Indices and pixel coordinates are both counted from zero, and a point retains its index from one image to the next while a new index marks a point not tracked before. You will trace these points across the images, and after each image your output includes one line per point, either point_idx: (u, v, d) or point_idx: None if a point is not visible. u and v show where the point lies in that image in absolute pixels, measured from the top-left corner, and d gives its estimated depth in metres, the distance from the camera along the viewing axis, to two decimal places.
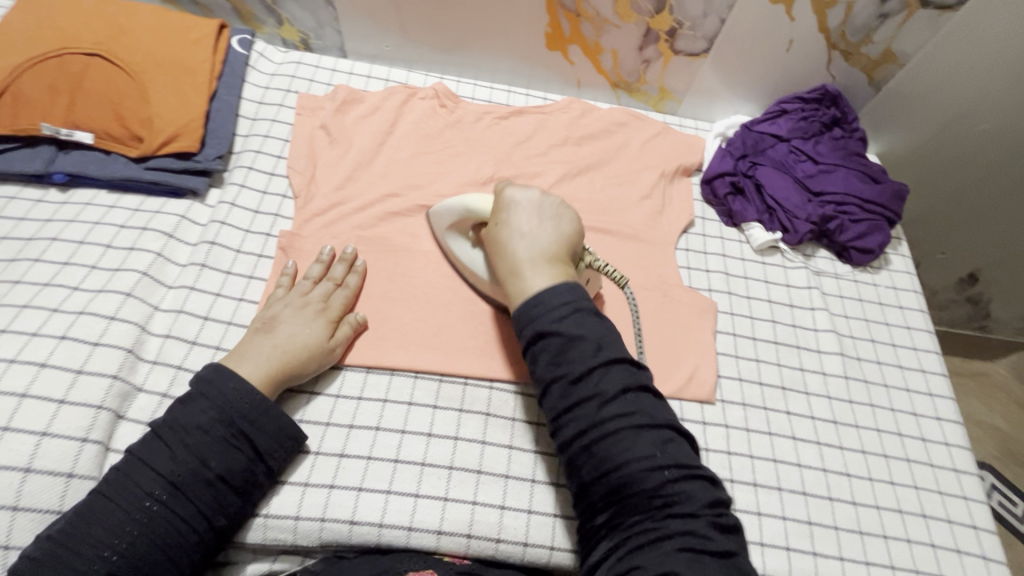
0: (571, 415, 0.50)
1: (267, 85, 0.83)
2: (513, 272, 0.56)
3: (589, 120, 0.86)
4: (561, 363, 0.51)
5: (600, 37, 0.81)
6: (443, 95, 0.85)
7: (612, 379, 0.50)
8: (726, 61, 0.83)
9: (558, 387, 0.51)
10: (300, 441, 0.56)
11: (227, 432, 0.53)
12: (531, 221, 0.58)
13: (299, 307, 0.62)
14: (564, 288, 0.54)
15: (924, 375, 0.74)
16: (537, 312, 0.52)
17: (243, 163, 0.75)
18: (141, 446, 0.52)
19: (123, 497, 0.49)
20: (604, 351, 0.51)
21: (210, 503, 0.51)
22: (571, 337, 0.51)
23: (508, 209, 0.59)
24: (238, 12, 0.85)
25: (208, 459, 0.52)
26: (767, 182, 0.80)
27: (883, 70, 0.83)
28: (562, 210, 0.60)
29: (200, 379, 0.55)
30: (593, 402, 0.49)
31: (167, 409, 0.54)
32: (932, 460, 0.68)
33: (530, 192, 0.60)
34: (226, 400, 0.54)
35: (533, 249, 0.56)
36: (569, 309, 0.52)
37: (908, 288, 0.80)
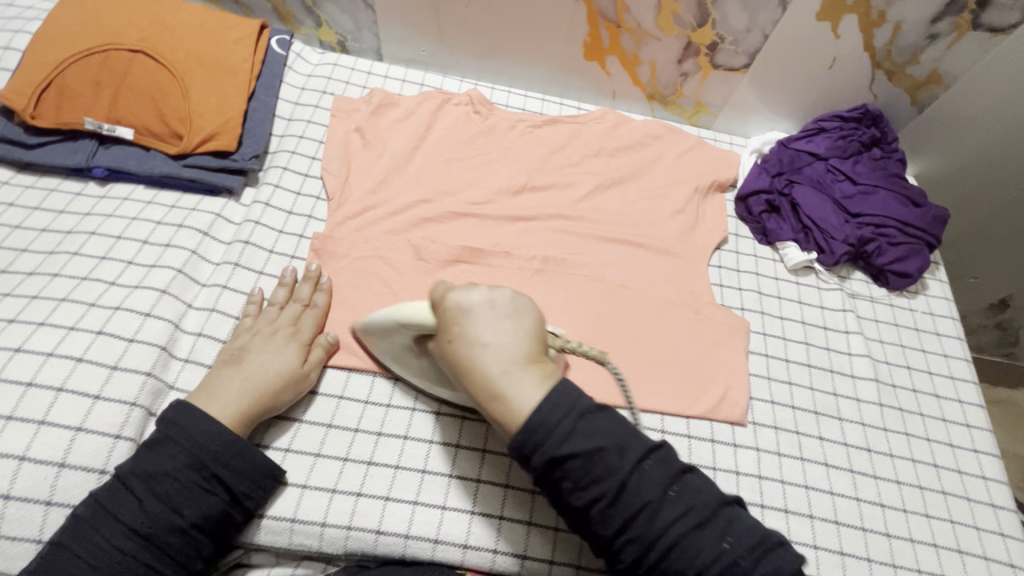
0: (625, 539, 0.45)
1: (303, 86, 0.83)
2: (490, 394, 0.48)
3: (623, 132, 0.85)
4: (590, 486, 0.45)
5: (639, 48, 0.80)
6: (477, 102, 0.85)
7: (648, 480, 0.46)
8: (766, 77, 0.82)
9: (597, 511, 0.45)
10: (278, 478, 0.54)
11: (199, 478, 0.51)
12: (488, 324, 0.49)
13: (268, 335, 0.60)
14: (557, 399, 0.46)
15: (961, 405, 0.72)
16: (543, 436, 0.45)
17: (278, 163, 0.75)
18: (105, 496, 0.49)
19: (90, 552, 0.47)
20: (628, 454, 0.46)
21: (184, 549, 0.50)
22: (590, 453, 0.45)
23: (457, 321, 0.49)
24: (278, 12, 0.86)
25: (180, 507, 0.50)
26: (803, 201, 0.78)
27: (927, 91, 0.81)
28: (517, 300, 0.50)
29: (166, 423, 0.52)
30: (643, 513, 0.45)
31: (133, 455, 0.51)
32: (969, 493, 0.66)
33: (477, 293, 0.50)
34: (197, 445, 0.52)
35: (505, 360, 0.48)
36: (574, 421, 0.46)
37: (945, 314, 0.78)
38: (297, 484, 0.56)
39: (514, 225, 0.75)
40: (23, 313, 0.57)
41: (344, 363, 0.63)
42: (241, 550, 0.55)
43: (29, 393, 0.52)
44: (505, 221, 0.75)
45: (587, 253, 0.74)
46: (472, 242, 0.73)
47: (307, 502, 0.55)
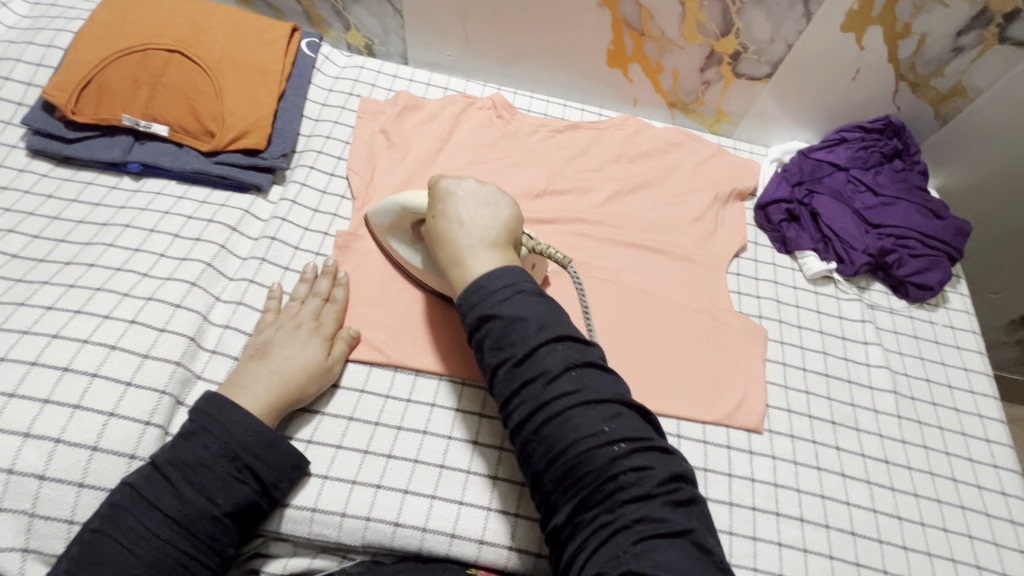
0: (519, 399, 0.49)
1: (330, 87, 0.85)
2: (452, 260, 0.55)
3: (644, 138, 0.86)
4: (504, 347, 0.50)
5: (661, 57, 0.81)
6: (500, 106, 0.86)
7: (555, 355, 0.49)
8: (788, 87, 0.82)
9: (502, 371, 0.50)
10: (304, 471, 0.56)
11: (232, 468, 0.52)
12: (468, 206, 0.57)
13: (292, 329, 0.61)
14: (505, 270, 0.53)
15: (982, 420, 0.71)
16: (478, 299, 0.52)
17: (305, 162, 0.77)
18: (143, 485, 0.50)
19: (129, 539, 0.48)
20: (548, 331, 0.50)
21: (218, 538, 0.51)
22: (511, 319, 0.50)
23: (444, 200, 0.58)
24: (308, 15, 0.88)
25: (214, 496, 0.51)
26: (823, 211, 0.78)
27: (951, 103, 0.81)
28: (501, 195, 0.58)
29: (201, 414, 0.53)
30: (539, 379, 0.49)
31: (169, 444, 0.52)
32: (988, 509, 0.65)
33: (466, 182, 0.59)
34: (231, 436, 0.53)
35: (473, 235, 0.55)
36: (509, 292, 0.51)
37: (967, 329, 0.78)
38: (318, 474, 0.57)
39: (534, 228, 0.76)
40: (60, 301, 0.59)
41: (366, 357, 0.64)
42: (261, 539, 0.56)
43: (65, 378, 0.54)
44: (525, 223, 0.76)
45: (606, 257, 0.75)
46: None
47: (328, 493, 0.56)
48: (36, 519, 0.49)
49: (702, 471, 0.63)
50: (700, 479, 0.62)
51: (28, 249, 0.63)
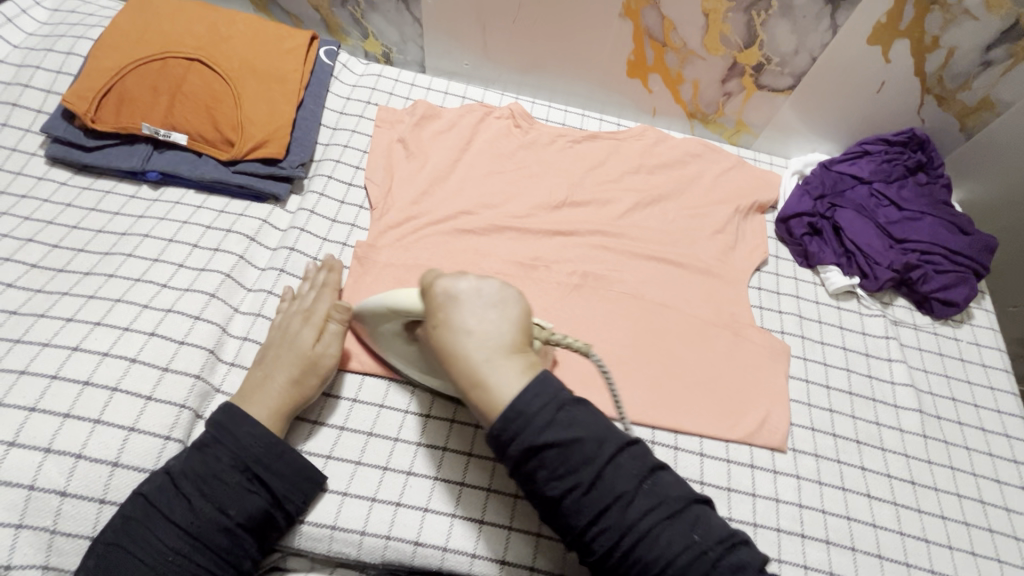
0: (597, 531, 0.44)
1: (348, 96, 0.85)
2: (471, 381, 0.46)
3: (663, 149, 0.85)
4: (566, 477, 0.44)
5: (683, 68, 0.80)
6: (518, 116, 0.85)
7: (623, 471, 0.45)
8: (811, 99, 0.81)
9: (570, 501, 0.44)
10: (316, 481, 0.55)
11: (244, 479, 0.52)
12: (474, 311, 0.47)
13: (285, 323, 0.61)
14: (539, 387, 0.45)
15: (1008, 440, 0.70)
16: (521, 429, 0.44)
17: (323, 171, 0.77)
18: (155, 497, 0.50)
19: (141, 550, 0.48)
20: (607, 447, 0.45)
21: (230, 550, 0.50)
22: (567, 443, 0.44)
23: (443, 308, 0.47)
24: (326, 23, 0.87)
25: (226, 507, 0.50)
26: (847, 225, 0.77)
27: (976, 117, 0.80)
28: (504, 289, 0.48)
29: (213, 425, 0.53)
30: (618, 503, 0.44)
31: (181, 455, 0.52)
32: (1017, 532, 0.64)
33: (465, 281, 0.48)
34: (242, 446, 0.52)
35: (489, 349, 0.46)
36: (554, 412, 0.44)
37: (991, 346, 0.76)
38: (338, 490, 0.56)
39: (553, 239, 0.76)
40: (80, 313, 0.58)
41: (386, 370, 0.63)
42: (278, 554, 0.56)
43: (85, 392, 0.53)
44: (544, 235, 0.76)
45: (625, 271, 0.74)
46: (512, 256, 0.73)
47: (348, 510, 0.55)
48: (57, 535, 0.49)
49: (726, 492, 0.62)
50: (723, 499, 0.61)
51: (48, 258, 0.63)
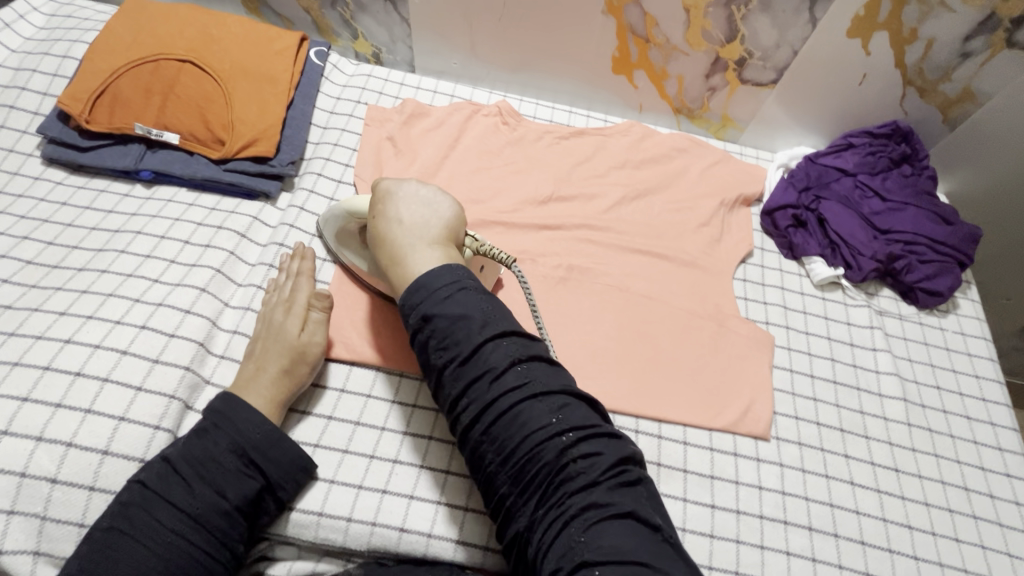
0: (468, 399, 0.51)
1: (338, 95, 0.86)
2: (392, 259, 0.57)
3: (649, 144, 0.86)
4: (448, 348, 0.52)
5: (667, 63, 0.81)
6: (506, 113, 0.87)
7: (499, 351, 0.51)
8: (794, 93, 0.82)
9: (450, 371, 0.52)
10: (310, 473, 0.56)
11: (240, 464, 0.53)
12: (409, 205, 0.59)
13: (269, 317, 0.62)
14: (446, 269, 0.54)
15: (994, 428, 0.70)
16: (419, 299, 0.53)
17: (313, 169, 0.78)
18: (156, 481, 0.51)
19: (142, 533, 0.49)
20: (490, 329, 0.52)
21: (228, 534, 0.51)
22: (454, 318, 0.52)
23: (384, 200, 0.60)
24: (317, 25, 0.89)
25: (224, 491, 0.52)
26: (831, 216, 0.78)
27: (960, 109, 0.81)
28: (440, 196, 0.60)
29: (212, 412, 0.54)
30: (486, 377, 0.51)
31: (181, 441, 0.53)
32: (1001, 519, 0.64)
33: (405, 183, 0.60)
34: (241, 433, 0.54)
35: (414, 235, 0.57)
36: (451, 289, 0.53)
37: (977, 335, 0.77)
38: (325, 478, 0.57)
39: (539, 234, 0.77)
40: (72, 307, 0.60)
41: (372, 362, 0.64)
42: (266, 543, 0.57)
43: (77, 382, 0.55)
44: (531, 230, 0.77)
45: (611, 264, 0.75)
46: (499, 250, 0.74)
47: (334, 497, 0.57)
48: (47, 521, 0.50)
49: (708, 479, 0.62)
50: (706, 486, 0.62)
51: (43, 255, 0.65)
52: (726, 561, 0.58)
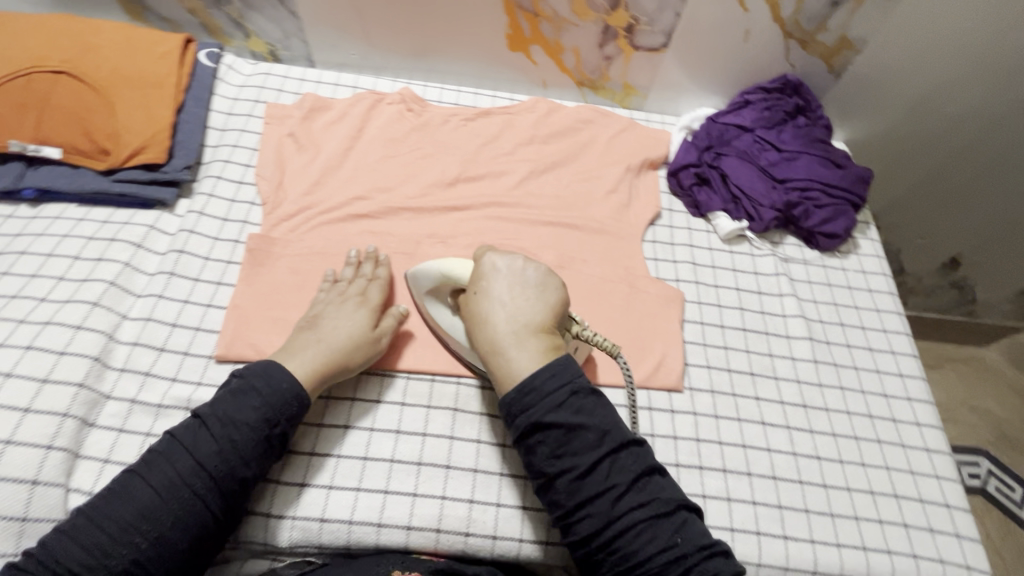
0: (583, 511, 0.52)
1: (235, 96, 0.84)
2: (492, 348, 0.58)
3: (555, 118, 0.87)
4: (564, 458, 0.53)
5: (560, 36, 0.82)
6: (409, 100, 0.86)
7: (620, 467, 0.53)
8: (687, 55, 0.84)
9: (564, 482, 0.53)
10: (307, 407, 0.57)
11: (266, 435, 0.55)
12: (511, 289, 0.59)
13: (339, 303, 0.65)
14: (561, 370, 0.55)
15: (894, 355, 0.74)
16: (533, 405, 0.54)
17: (212, 172, 0.76)
18: (185, 433, 0.53)
19: (160, 481, 0.51)
20: (607, 440, 0.53)
21: (234, 498, 0.53)
22: (572, 427, 0.53)
23: (486, 279, 0.60)
24: (206, 26, 0.87)
25: (247, 459, 0.53)
26: (731, 172, 0.80)
27: (839, 58, 0.84)
28: (544, 280, 0.60)
29: (251, 373, 0.57)
30: (608, 493, 0.52)
31: (217, 398, 0.56)
32: (904, 440, 0.67)
33: (510, 262, 0.61)
34: (275, 402, 0.56)
35: (519, 325, 0.58)
36: (567, 395, 0.54)
37: (877, 272, 0.80)
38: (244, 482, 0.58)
39: (448, 215, 0.77)
40: None
41: None
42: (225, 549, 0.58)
43: None
44: (440, 212, 0.77)
45: (523, 239, 0.76)
46: (409, 235, 0.75)
47: (261, 492, 0.57)
48: None
49: None
50: None
51: None
52: None
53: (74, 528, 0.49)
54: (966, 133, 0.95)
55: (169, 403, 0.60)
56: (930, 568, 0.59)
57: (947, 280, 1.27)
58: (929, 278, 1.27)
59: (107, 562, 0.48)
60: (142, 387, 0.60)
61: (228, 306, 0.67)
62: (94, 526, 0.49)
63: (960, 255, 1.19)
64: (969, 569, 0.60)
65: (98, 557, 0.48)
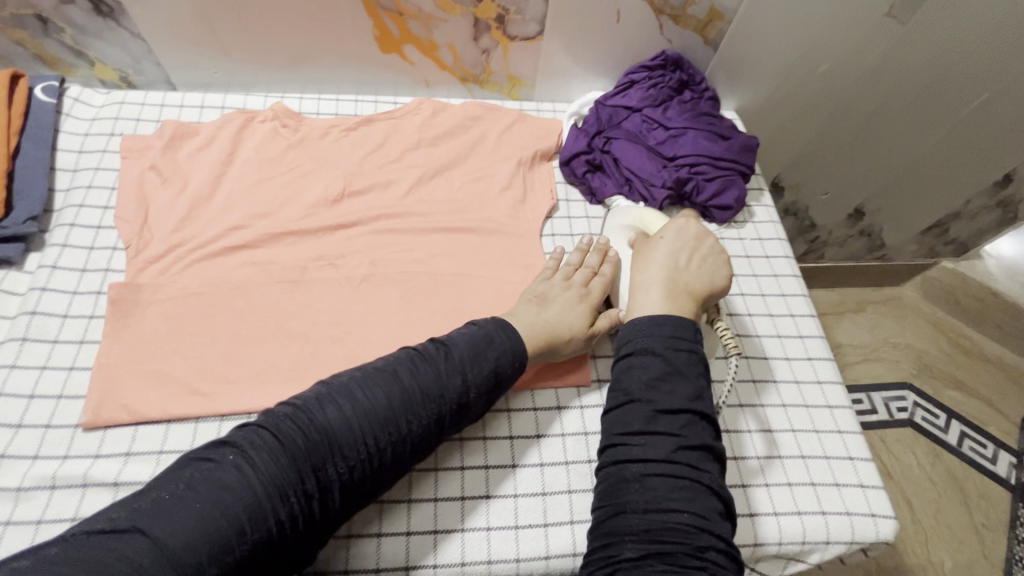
0: (644, 438, 0.52)
1: (86, 131, 0.77)
2: (643, 286, 0.62)
3: (442, 118, 0.84)
4: (652, 387, 0.54)
5: (430, 33, 0.79)
6: (283, 115, 0.81)
7: (698, 427, 0.53)
8: (566, 39, 0.83)
9: (642, 405, 0.53)
10: (523, 369, 0.59)
11: (489, 384, 0.57)
12: (686, 253, 0.64)
13: (564, 289, 0.66)
14: (684, 334, 0.57)
15: (794, 319, 0.75)
16: (651, 336, 0.57)
17: (64, 220, 0.70)
18: (430, 357, 0.55)
19: (405, 388, 0.53)
20: (700, 402, 0.54)
21: (438, 437, 0.54)
22: (674, 370, 0.55)
23: (670, 235, 0.65)
24: (42, 58, 0.79)
25: (467, 402, 0.55)
26: (621, 155, 0.80)
27: (714, 29, 0.85)
28: (720, 262, 0.64)
29: (494, 325, 0.60)
30: (676, 439, 0.52)
31: (471, 336, 0.58)
32: (807, 401, 0.69)
33: (701, 236, 0.65)
34: (513, 353, 0.58)
35: (678, 281, 0.61)
36: (683, 349, 0.56)
37: (772, 237, 0.82)
38: None
39: (336, 234, 0.73)
40: None
41: (162, 414, 0.59)
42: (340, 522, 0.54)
43: None
44: (326, 231, 0.73)
45: (417, 249, 0.73)
46: (294, 260, 0.70)
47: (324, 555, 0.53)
48: None
49: (535, 439, 0.62)
50: (534, 448, 0.61)
51: None
52: (561, 514, 0.57)
53: (330, 398, 0.51)
54: (846, 87, 0.97)
55: (30, 485, 0.54)
56: (838, 523, 0.61)
57: (855, 230, 1.33)
58: (839, 230, 1.33)
59: (341, 445, 0.49)
60: None
61: (93, 365, 0.61)
62: (346, 405, 0.50)
63: (862, 205, 1.24)
64: (874, 516, 0.62)
65: (338, 437, 0.49)
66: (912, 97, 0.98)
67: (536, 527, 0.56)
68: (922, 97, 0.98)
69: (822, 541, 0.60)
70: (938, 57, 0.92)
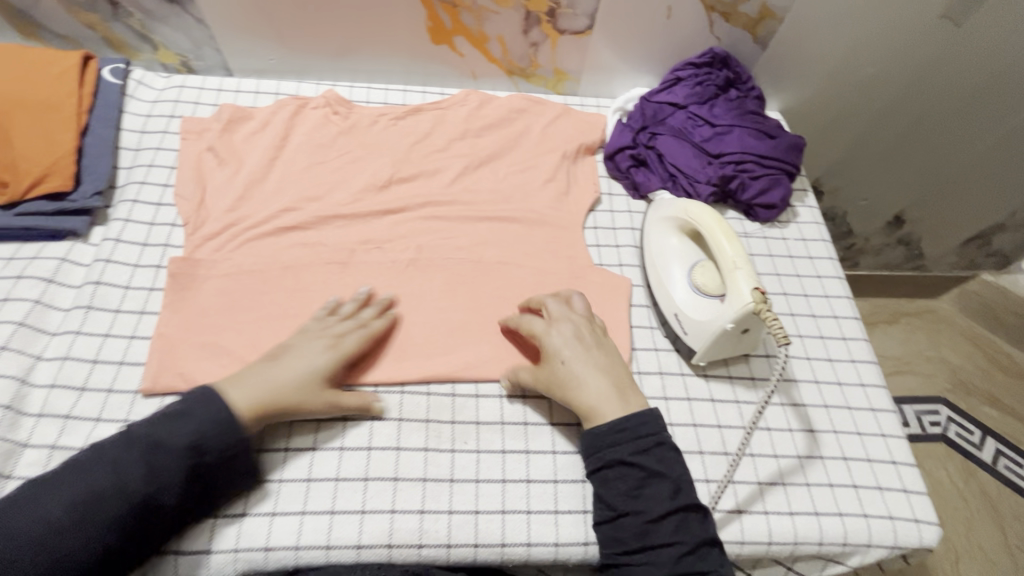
0: (644, 554, 0.52)
1: (148, 112, 0.80)
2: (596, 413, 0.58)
3: (488, 110, 0.85)
4: (635, 499, 0.54)
5: (482, 25, 0.80)
6: (335, 102, 0.83)
7: (689, 527, 0.53)
8: (614, 34, 0.83)
9: (630, 520, 0.53)
10: (246, 444, 0.54)
11: (191, 468, 0.52)
12: (584, 353, 0.61)
13: (315, 339, 0.61)
14: (649, 427, 0.57)
15: (837, 320, 0.74)
16: (619, 443, 0.56)
17: (127, 196, 0.72)
18: (111, 450, 0.51)
19: (83, 493, 0.49)
20: (683, 496, 0.54)
21: (155, 527, 0.51)
22: (652, 474, 0.54)
23: (563, 355, 0.61)
24: (109, 41, 0.82)
25: (164, 493, 0.50)
26: (666, 151, 0.80)
27: (764, 27, 0.84)
28: (609, 344, 0.64)
29: (189, 399, 0.54)
30: (672, 548, 0.52)
31: (151, 421, 0.53)
32: (849, 402, 0.68)
33: (581, 329, 0.63)
34: (208, 431, 0.53)
35: (611, 384, 0.60)
36: (654, 446, 0.56)
37: (816, 238, 0.81)
38: (202, 549, 0.53)
39: (384, 219, 0.75)
40: None
41: None
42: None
43: None
44: (375, 216, 0.75)
45: (461, 237, 0.74)
46: (343, 242, 0.72)
47: (371, 526, 0.55)
48: None
49: (576, 427, 0.63)
50: (575, 436, 0.63)
51: None
52: None
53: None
54: (890, 91, 0.96)
55: None
56: (880, 527, 0.60)
57: (893, 238, 1.30)
58: (877, 237, 1.30)
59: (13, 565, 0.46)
60: (63, 431, 0.57)
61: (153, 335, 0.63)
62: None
63: (902, 213, 1.22)
64: (917, 522, 0.61)
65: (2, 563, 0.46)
66: (960, 103, 0.97)
67: (576, 513, 0.58)
68: (975, 101, 0.96)
69: (863, 544, 0.60)
70: (996, 60, 0.89)
